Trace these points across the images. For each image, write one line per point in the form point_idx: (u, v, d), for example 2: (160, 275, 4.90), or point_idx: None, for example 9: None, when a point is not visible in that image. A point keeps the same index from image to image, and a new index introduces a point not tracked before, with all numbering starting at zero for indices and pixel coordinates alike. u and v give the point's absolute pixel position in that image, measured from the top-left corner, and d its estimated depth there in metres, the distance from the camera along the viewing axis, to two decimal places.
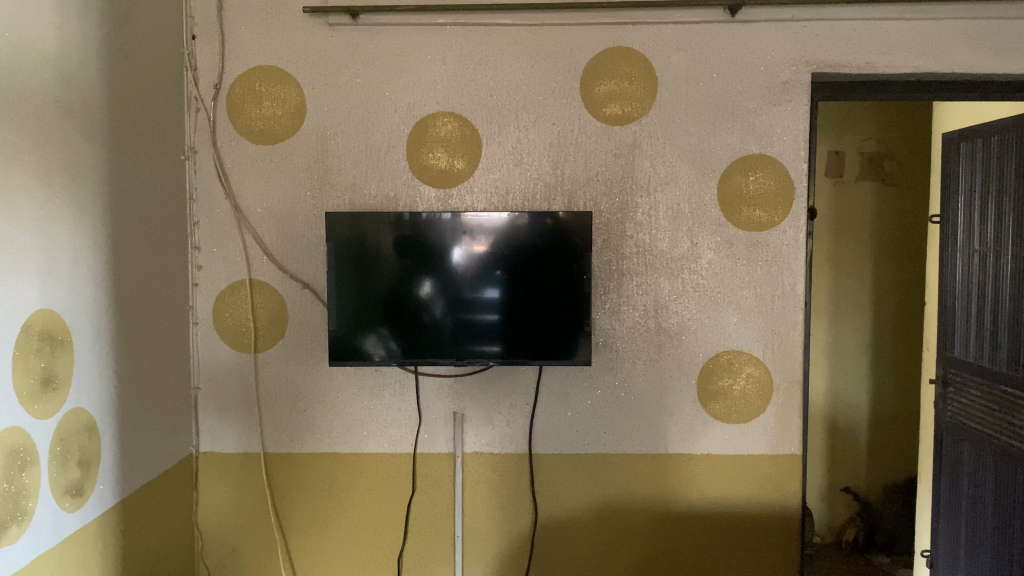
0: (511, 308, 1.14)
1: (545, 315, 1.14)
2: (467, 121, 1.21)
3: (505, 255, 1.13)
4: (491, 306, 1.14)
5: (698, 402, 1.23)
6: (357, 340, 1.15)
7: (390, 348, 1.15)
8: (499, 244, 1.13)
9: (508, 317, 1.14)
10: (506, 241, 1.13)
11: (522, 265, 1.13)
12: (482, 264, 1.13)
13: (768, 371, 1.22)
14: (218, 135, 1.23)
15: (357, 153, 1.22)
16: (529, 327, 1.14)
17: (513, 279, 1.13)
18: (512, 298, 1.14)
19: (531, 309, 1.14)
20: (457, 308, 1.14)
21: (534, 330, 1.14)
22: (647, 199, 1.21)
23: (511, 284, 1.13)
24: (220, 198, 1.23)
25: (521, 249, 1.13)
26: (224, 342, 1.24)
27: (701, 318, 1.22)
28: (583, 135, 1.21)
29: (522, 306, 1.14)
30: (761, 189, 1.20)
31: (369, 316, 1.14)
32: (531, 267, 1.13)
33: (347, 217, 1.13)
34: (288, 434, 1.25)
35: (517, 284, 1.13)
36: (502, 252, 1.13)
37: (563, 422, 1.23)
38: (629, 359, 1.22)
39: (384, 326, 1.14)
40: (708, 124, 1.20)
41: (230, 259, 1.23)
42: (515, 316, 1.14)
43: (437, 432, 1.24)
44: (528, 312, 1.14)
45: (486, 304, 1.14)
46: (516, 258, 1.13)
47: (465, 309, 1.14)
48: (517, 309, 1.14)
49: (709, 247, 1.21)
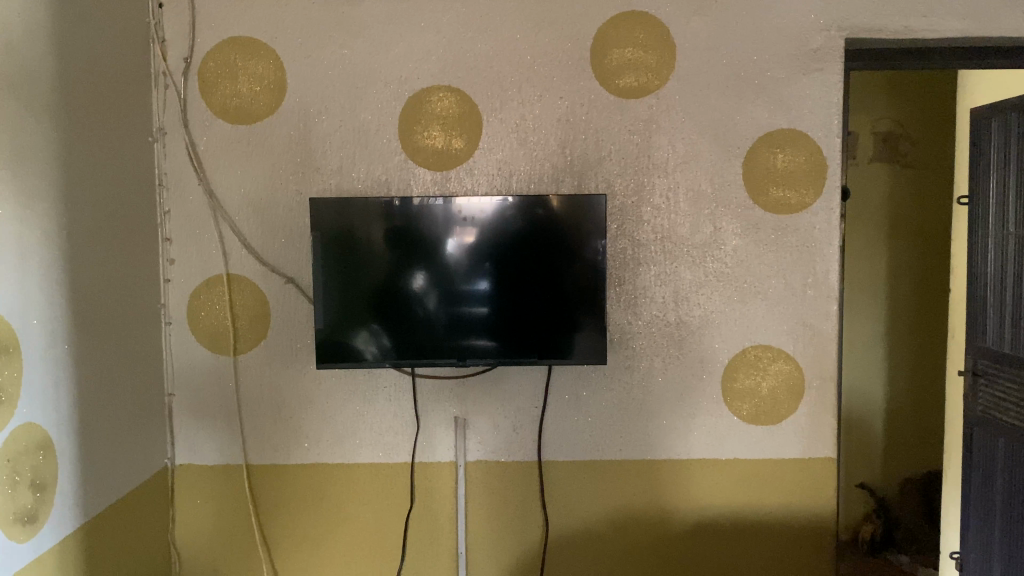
0: (513, 303, 1.03)
1: (552, 309, 1.03)
2: (465, 96, 1.10)
3: (505, 243, 1.02)
4: (491, 301, 1.03)
5: (724, 403, 1.12)
6: (340, 343, 1.03)
7: (377, 350, 1.03)
8: (499, 230, 1.02)
9: (509, 312, 1.03)
10: (507, 227, 1.02)
11: (525, 253, 1.02)
12: (481, 255, 1.02)
13: (799, 367, 1.11)
14: (189, 114, 1.10)
15: (345, 133, 1.10)
16: (533, 325, 1.03)
17: (515, 271, 1.02)
18: (514, 292, 1.02)
19: (535, 305, 1.03)
20: (452, 301, 1.03)
21: (540, 327, 1.03)
22: (665, 180, 1.10)
23: (512, 276, 1.02)
24: (193, 185, 1.11)
25: (523, 235, 1.02)
26: (200, 344, 1.12)
27: (725, 310, 1.11)
28: (594, 110, 1.10)
29: (524, 301, 1.03)
30: (792, 167, 1.09)
31: (354, 315, 1.03)
32: (534, 256, 1.02)
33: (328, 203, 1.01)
34: (271, 445, 1.13)
35: (519, 276, 1.02)
36: (502, 240, 1.02)
37: (575, 427, 1.12)
38: (648, 356, 1.11)
39: (373, 326, 1.03)
40: (733, 97, 1.09)
41: (206, 252, 1.11)
42: (516, 312, 1.03)
43: (437, 440, 1.13)
44: (532, 307, 1.03)
45: (484, 298, 1.03)
46: (517, 246, 1.02)
47: (461, 305, 1.03)
48: (520, 304, 1.03)
49: (734, 231, 1.10)
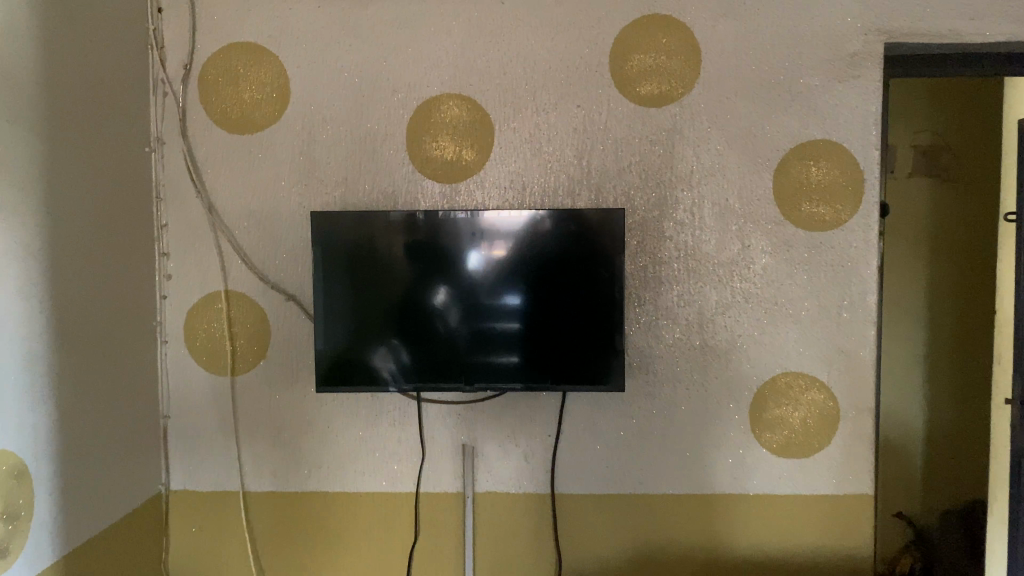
0: (538, 321, 0.96)
1: (580, 329, 0.96)
2: (477, 104, 1.04)
3: (530, 259, 0.95)
4: (516, 319, 0.96)
5: (752, 434, 1.04)
6: (354, 362, 0.98)
7: (393, 369, 0.98)
8: (523, 244, 0.95)
9: (535, 332, 0.97)
10: (532, 241, 0.95)
11: (551, 269, 0.95)
12: (502, 271, 0.96)
13: (833, 397, 1.03)
14: (189, 123, 1.06)
15: (349, 143, 1.05)
16: (559, 345, 0.97)
17: (541, 287, 0.96)
18: (540, 310, 0.96)
19: (562, 324, 0.96)
20: (474, 319, 0.97)
21: (566, 348, 0.97)
22: (689, 194, 1.03)
23: (537, 294, 0.96)
24: (191, 197, 1.06)
25: (549, 250, 0.95)
26: (197, 364, 1.07)
27: (753, 334, 1.03)
28: (613, 119, 1.03)
29: (551, 320, 0.96)
30: (827, 180, 1.02)
31: (370, 332, 0.97)
32: (562, 272, 0.95)
33: (344, 215, 0.96)
34: (269, 471, 1.07)
35: (545, 294, 0.96)
36: (527, 255, 0.95)
37: (591, 456, 1.05)
38: (669, 382, 1.04)
39: (390, 344, 0.97)
40: (763, 105, 1.02)
41: (204, 267, 1.06)
42: (541, 331, 0.96)
43: (443, 468, 1.06)
44: (559, 326, 0.96)
45: (508, 316, 0.96)
46: (543, 262, 0.95)
47: (483, 324, 0.97)
48: (546, 322, 0.96)
49: (764, 249, 1.03)
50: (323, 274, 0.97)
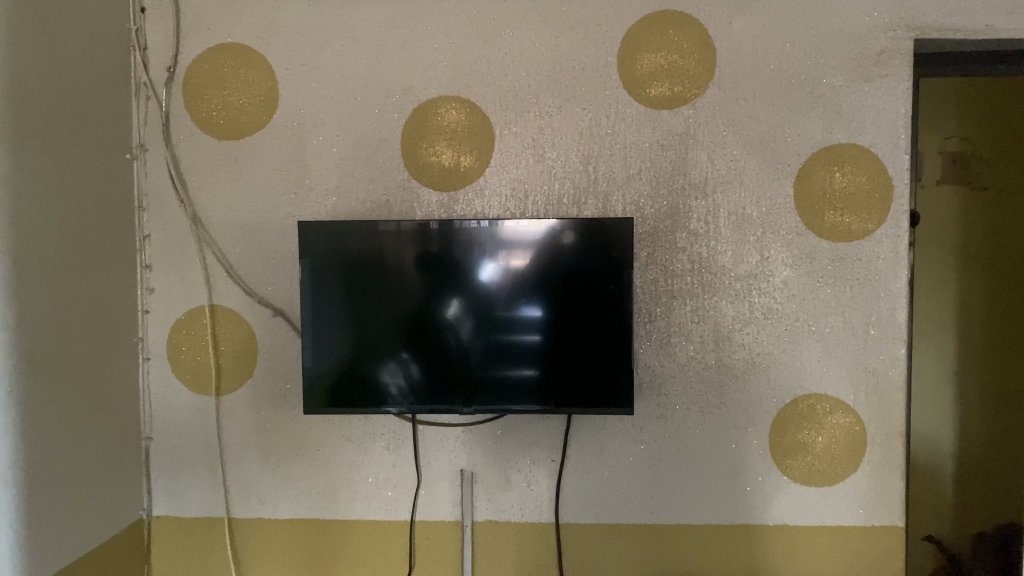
0: (557, 339, 0.90)
1: (601, 347, 0.89)
2: (475, 107, 0.97)
3: (548, 272, 0.89)
4: (534, 336, 0.90)
5: (772, 460, 0.97)
6: (360, 378, 0.92)
7: (401, 386, 0.91)
8: (540, 257, 0.89)
9: (554, 350, 0.90)
10: (550, 254, 0.89)
11: (572, 284, 0.89)
12: (516, 285, 0.89)
13: (859, 420, 0.96)
14: (173, 129, 1.00)
15: (341, 149, 0.99)
16: (579, 365, 0.90)
17: (560, 302, 0.89)
18: (559, 325, 0.89)
19: (582, 342, 0.90)
20: (488, 335, 0.90)
21: (586, 368, 0.90)
22: (704, 203, 0.96)
23: (556, 309, 0.89)
24: (174, 206, 1.01)
25: (568, 264, 0.89)
26: (181, 383, 1.01)
27: (773, 352, 0.96)
28: (621, 122, 0.96)
29: (571, 337, 0.90)
30: (852, 187, 0.95)
31: (377, 347, 0.91)
32: (583, 287, 0.89)
33: (353, 226, 0.90)
34: (257, 497, 1.01)
35: (565, 309, 0.89)
36: (546, 269, 0.89)
37: (598, 483, 0.98)
38: (681, 405, 0.96)
39: (400, 359, 0.91)
40: (781, 107, 0.95)
41: (188, 281, 1.01)
42: (561, 349, 0.90)
43: (440, 495, 0.99)
44: (580, 344, 0.90)
45: (525, 333, 0.90)
46: (562, 276, 0.89)
47: (499, 341, 0.90)
48: (566, 340, 0.90)
49: (784, 261, 0.95)
50: (329, 286, 0.91)
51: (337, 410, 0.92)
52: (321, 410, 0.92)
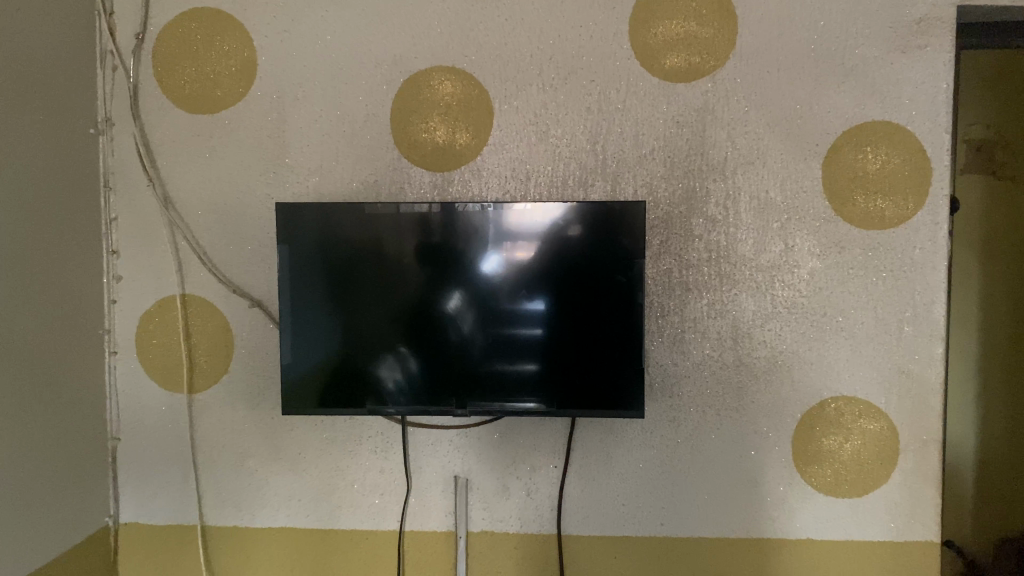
0: (572, 334, 0.81)
1: (620, 344, 0.81)
2: (472, 79, 0.89)
3: (562, 261, 0.80)
4: (545, 330, 0.81)
5: (795, 469, 0.88)
6: (354, 373, 0.83)
7: (399, 383, 0.83)
8: (553, 244, 0.80)
9: (568, 346, 0.81)
10: (565, 241, 0.80)
11: (588, 274, 0.80)
12: (524, 275, 0.81)
13: (891, 426, 0.87)
14: (142, 102, 0.92)
15: (326, 125, 0.90)
16: (596, 363, 0.81)
17: (576, 293, 0.81)
18: (575, 320, 0.81)
19: (599, 338, 0.81)
20: (495, 329, 0.82)
21: (603, 366, 0.81)
22: (722, 185, 0.87)
23: (571, 302, 0.81)
24: (143, 186, 0.92)
25: (584, 252, 0.80)
26: (151, 378, 0.93)
27: (798, 351, 0.87)
28: (633, 96, 0.87)
29: (587, 333, 0.81)
30: (887, 170, 0.86)
31: (373, 340, 0.83)
32: (601, 278, 0.80)
33: (349, 211, 0.82)
34: (233, 504, 0.93)
35: (581, 302, 0.81)
36: (561, 258, 0.80)
37: (605, 492, 0.90)
38: (695, 407, 0.88)
39: (397, 353, 0.83)
40: (809, 81, 0.86)
41: (159, 268, 0.93)
42: (576, 345, 0.81)
43: (432, 504, 0.91)
44: (597, 341, 0.81)
45: (537, 328, 0.81)
46: (578, 265, 0.80)
47: (508, 335, 0.82)
48: (581, 335, 0.81)
49: (811, 250, 0.87)
50: (322, 275, 0.83)
51: (327, 410, 0.84)
52: (309, 410, 0.84)
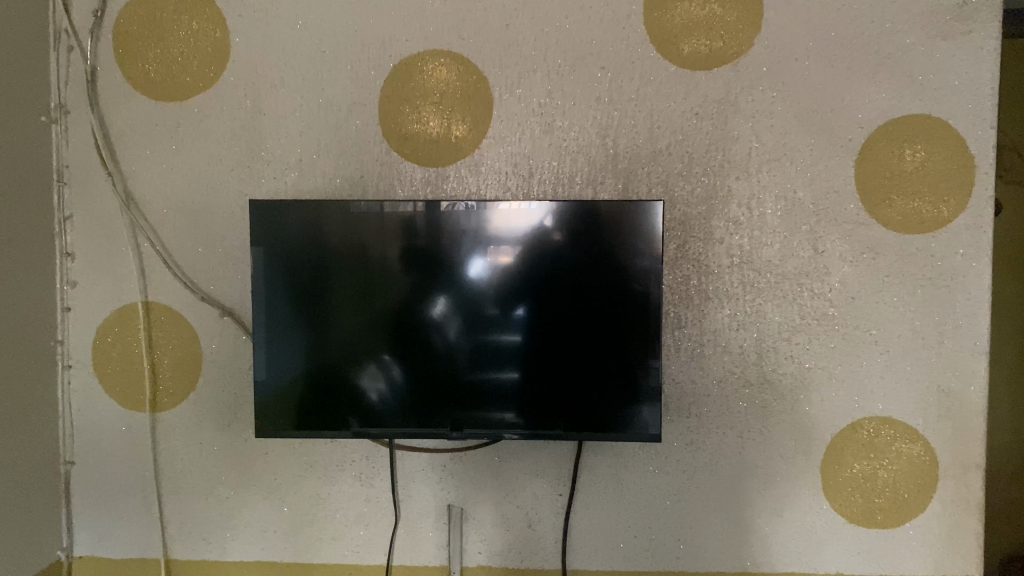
0: (582, 345, 0.73)
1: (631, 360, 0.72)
2: (471, 65, 0.80)
3: (570, 264, 0.72)
4: (548, 342, 0.73)
5: (825, 498, 0.80)
6: (337, 389, 0.74)
7: (383, 402, 0.74)
8: (562, 245, 0.72)
9: (575, 358, 0.73)
10: (575, 242, 0.72)
11: (600, 278, 0.72)
12: (528, 280, 0.72)
13: (930, 450, 0.79)
14: (100, 87, 0.82)
15: (306, 115, 0.81)
16: (607, 377, 0.73)
17: (586, 300, 0.72)
18: (584, 330, 0.72)
19: (611, 349, 0.72)
20: (492, 342, 0.73)
21: (614, 381, 0.73)
22: (746, 184, 0.79)
23: (580, 310, 0.72)
24: (102, 181, 0.83)
25: (595, 254, 0.71)
26: (109, 396, 0.84)
27: (827, 368, 0.79)
28: (647, 85, 0.79)
29: (597, 344, 0.72)
30: (926, 168, 0.78)
31: (358, 352, 0.74)
32: (615, 283, 0.72)
33: (332, 209, 0.73)
34: (200, 535, 0.84)
35: (590, 310, 0.72)
36: (569, 261, 0.72)
37: (614, 523, 0.81)
38: (715, 428, 0.80)
39: (383, 366, 0.74)
40: (841, 70, 0.78)
41: (119, 272, 0.83)
42: (585, 358, 0.73)
43: (423, 536, 0.82)
44: (608, 353, 0.72)
45: (540, 338, 0.73)
46: (588, 269, 0.72)
47: (509, 347, 0.73)
48: (591, 346, 0.72)
49: (842, 256, 0.79)
50: (302, 279, 0.74)
51: (303, 432, 0.75)
52: (283, 433, 0.75)
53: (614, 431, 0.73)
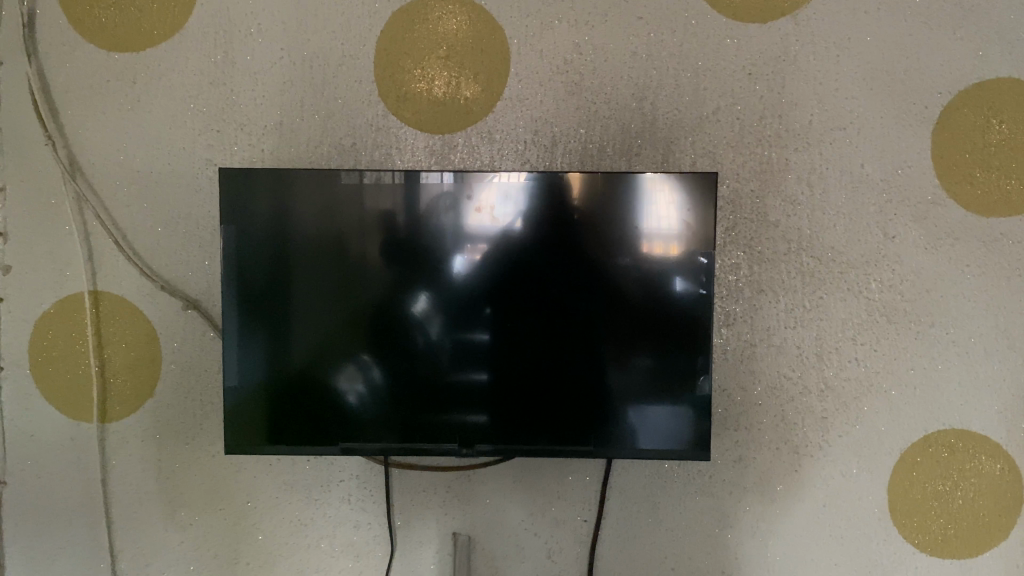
0: (610, 344, 0.61)
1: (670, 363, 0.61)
2: (484, 14, 0.68)
3: (602, 243, 0.60)
4: (569, 341, 0.61)
5: (894, 520, 0.68)
6: (317, 396, 0.62)
7: (372, 412, 0.62)
8: (591, 224, 0.60)
9: (604, 359, 0.61)
10: (609, 220, 0.60)
11: (638, 263, 0.60)
12: (550, 266, 0.60)
13: (1014, 468, 0.67)
14: (39, 35, 0.69)
15: (287, 71, 0.69)
16: (643, 381, 0.61)
17: (622, 284, 0.60)
18: (612, 326, 0.60)
19: (648, 349, 0.60)
20: (501, 340, 0.61)
21: (653, 384, 0.61)
22: (804, 158, 0.67)
23: (610, 301, 0.60)
24: (40, 146, 0.69)
25: (634, 235, 0.60)
26: (47, 403, 0.70)
27: (897, 372, 0.68)
28: (691, 39, 0.67)
29: (629, 343, 0.61)
30: (1015, 141, 0.67)
31: (343, 352, 0.61)
32: (656, 270, 0.60)
33: (317, 179, 0.60)
34: (156, 567, 0.70)
35: (625, 297, 0.60)
36: (600, 243, 0.60)
37: (647, 554, 0.69)
38: (767, 442, 0.68)
39: (373, 368, 0.61)
40: (916, 25, 0.67)
41: (61, 256, 0.70)
42: (614, 359, 0.61)
43: (422, 569, 0.70)
44: (646, 350, 0.60)
45: (559, 335, 0.61)
46: (622, 251, 0.60)
47: (524, 346, 0.61)
48: (625, 339, 0.60)
49: (916, 241, 0.67)
50: (275, 264, 0.61)
51: (277, 448, 0.62)
52: (253, 449, 0.62)
53: (652, 446, 0.61)
